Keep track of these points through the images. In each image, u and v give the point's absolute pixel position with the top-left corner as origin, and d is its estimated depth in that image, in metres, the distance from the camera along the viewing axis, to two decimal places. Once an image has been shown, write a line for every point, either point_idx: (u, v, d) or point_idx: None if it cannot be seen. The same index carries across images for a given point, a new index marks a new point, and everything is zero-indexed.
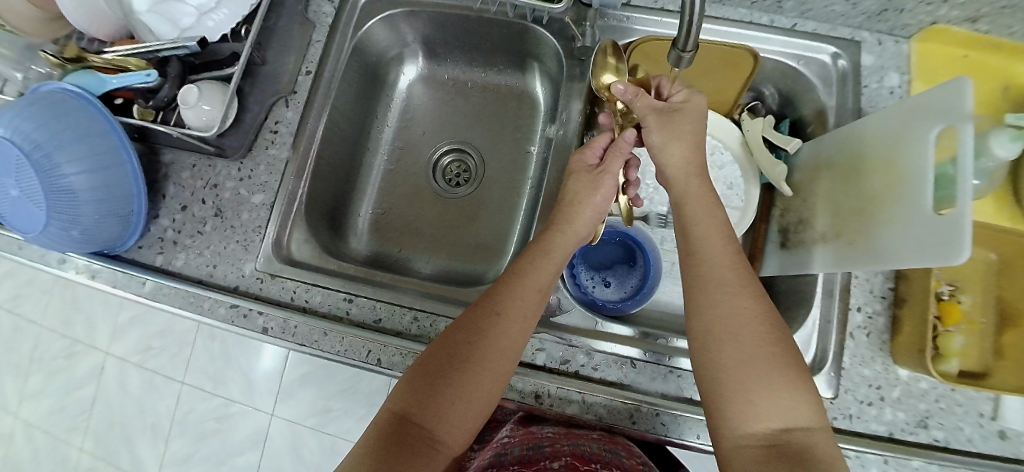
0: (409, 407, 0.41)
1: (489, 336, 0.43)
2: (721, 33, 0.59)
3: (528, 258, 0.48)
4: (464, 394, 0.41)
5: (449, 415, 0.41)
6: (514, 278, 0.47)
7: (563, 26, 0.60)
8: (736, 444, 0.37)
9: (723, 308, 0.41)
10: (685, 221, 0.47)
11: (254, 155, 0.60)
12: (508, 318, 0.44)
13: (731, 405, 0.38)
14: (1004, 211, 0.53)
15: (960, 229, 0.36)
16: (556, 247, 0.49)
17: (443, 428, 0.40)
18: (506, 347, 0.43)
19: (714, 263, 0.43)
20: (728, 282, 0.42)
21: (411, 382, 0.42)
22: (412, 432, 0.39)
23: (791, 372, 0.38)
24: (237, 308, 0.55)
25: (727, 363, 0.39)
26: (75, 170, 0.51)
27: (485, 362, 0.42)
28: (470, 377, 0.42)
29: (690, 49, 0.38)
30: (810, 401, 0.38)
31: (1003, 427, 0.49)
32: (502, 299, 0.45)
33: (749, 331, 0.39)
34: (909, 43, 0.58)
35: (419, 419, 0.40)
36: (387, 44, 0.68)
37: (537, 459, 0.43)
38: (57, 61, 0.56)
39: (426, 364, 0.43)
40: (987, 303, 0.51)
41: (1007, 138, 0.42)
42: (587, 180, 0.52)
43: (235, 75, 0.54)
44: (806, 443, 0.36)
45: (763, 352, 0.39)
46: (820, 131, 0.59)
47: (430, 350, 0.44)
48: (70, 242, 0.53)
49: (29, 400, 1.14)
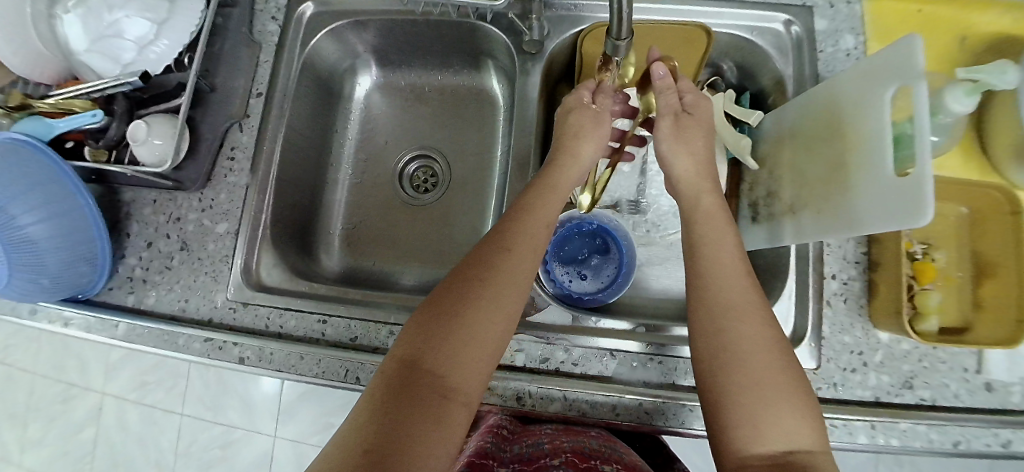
0: (419, 355, 0.38)
1: (501, 273, 0.42)
2: (672, 13, 0.58)
3: (534, 196, 0.48)
4: (479, 336, 0.39)
5: (463, 362, 0.38)
6: (520, 217, 0.46)
7: (510, 21, 0.59)
8: (740, 465, 0.36)
9: (732, 332, 0.39)
10: (691, 237, 0.46)
11: (214, 183, 0.60)
12: (517, 256, 0.43)
13: (737, 426, 0.37)
14: (972, 163, 0.52)
15: (921, 187, 0.35)
16: (561, 185, 0.50)
17: (459, 375, 0.38)
18: (518, 283, 0.42)
19: (720, 278, 0.42)
20: (736, 305, 0.41)
21: (418, 331, 0.40)
22: (425, 380, 0.37)
23: (795, 395, 0.37)
24: (212, 341, 0.55)
25: (735, 386, 0.38)
26: (31, 220, 0.51)
27: (497, 301, 0.41)
28: (482, 317, 0.40)
29: (625, 35, 0.37)
30: (813, 424, 0.37)
31: (988, 379, 0.49)
32: (509, 237, 0.44)
33: (757, 353, 0.38)
34: (861, 3, 0.57)
35: (431, 365, 0.37)
36: (338, 56, 0.67)
37: (538, 457, 0.44)
38: (3, 110, 0.55)
39: (432, 311, 0.40)
40: (962, 258, 0.51)
41: (963, 94, 0.42)
42: (588, 116, 0.53)
43: (182, 106, 0.53)
44: (810, 464, 0.35)
45: (772, 376, 0.38)
46: (781, 101, 0.58)
47: (436, 295, 0.42)
48: (38, 292, 0.53)
49: (31, 448, 1.14)
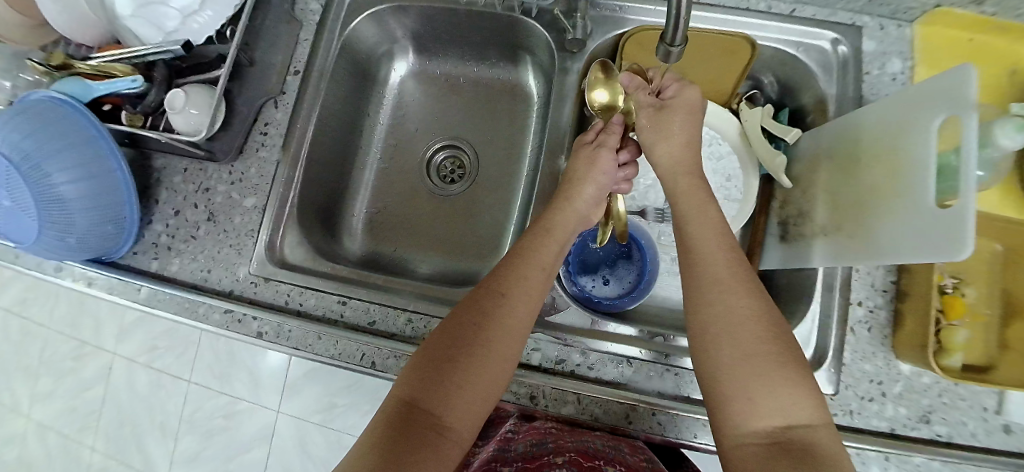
0: (416, 395, 0.40)
1: (496, 317, 0.43)
2: (717, 22, 0.58)
3: (529, 241, 0.49)
4: (473, 379, 0.41)
5: (457, 402, 0.40)
6: (517, 262, 0.47)
7: (553, 18, 0.59)
8: (738, 442, 0.37)
9: (722, 304, 0.40)
10: (679, 219, 0.47)
11: (245, 157, 0.60)
12: (513, 300, 0.44)
13: (732, 402, 0.37)
14: (1010, 200, 0.51)
15: (964, 217, 0.35)
16: (556, 227, 0.50)
17: (453, 415, 0.39)
18: (512, 329, 0.43)
19: (709, 260, 0.43)
20: (726, 280, 0.41)
21: (416, 371, 0.41)
22: (422, 421, 0.38)
23: (792, 366, 0.37)
24: (232, 313, 0.55)
25: (726, 361, 0.38)
26: (64, 179, 0.51)
27: (491, 346, 0.42)
28: (478, 361, 0.41)
29: (678, 42, 0.36)
30: (813, 396, 0.37)
31: (1008, 421, 0.48)
32: (506, 281, 0.45)
33: (747, 326, 0.39)
34: (912, 27, 0.55)
35: (428, 406, 0.39)
36: (376, 40, 0.67)
37: (540, 455, 0.43)
38: (45, 69, 0.55)
39: (430, 352, 0.42)
40: (992, 296, 0.50)
41: (1012, 127, 0.41)
42: (586, 156, 0.53)
43: (221, 77, 0.53)
44: (809, 440, 0.35)
45: (764, 348, 0.38)
46: (820, 120, 0.57)
47: (434, 335, 0.43)
48: (66, 251, 0.54)
49: (41, 401, 1.16)
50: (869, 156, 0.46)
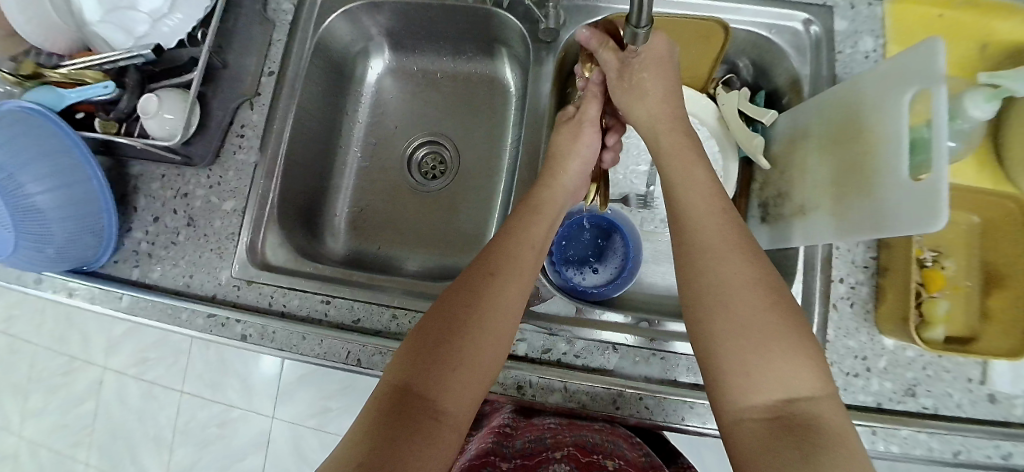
0: (411, 381, 0.38)
1: (488, 298, 0.42)
2: (690, 7, 0.58)
3: (516, 222, 0.49)
4: (468, 361, 0.40)
5: (452, 385, 0.38)
6: (506, 242, 0.46)
7: (526, 9, 0.59)
8: (738, 419, 0.36)
9: (719, 272, 0.39)
10: (671, 188, 0.46)
11: (222, 161, 0.60)
12: (505, 283, 0.44)
13: (730, 377, 0.37)
14: (985, 171, 0.51)
15: (937, 192, 0.35)
16: (544, 203, 0.51)
17: (449, 399, 0.38)
18: (504, 310, 0.43)
19: (705, 228, 0.42)
20: (720, 247, 0.41)
21: (410, 355, 0.40)
22: (417, 404, 0.37)
23: (790, 337, 0.36)
24: (215, 317, 0.55)
25: (723, 335, 0.38)
26: (39, 189, 0.50)
27: (485, 326, 0.41)
28: (471, 343, 0.40)
29: (644, 24, 0.36)
30: (815, 367, 0.36)
31: (992, 390, 0.48)
32: (495, 262, 0.45)
33: (745, 296, 0.38)
34: (882, 5, 0.56)
35: (423, 391, 0.38)
36: (351, 38, 0.67)
37: (539, 451, 0.44)
38: (15, 79, 0.55)
39: (423, 337, 0.40)
40: (972, 267, 0.50)
41: (983, 98, 0.41)
42: (569, 131, 0.55)
43: (194, 81, 0.53)
44: (809, 412, 0.34)
45: (763, 319, 0.37)
46: (796, 100, 0.58)
47: (425, 320, 0.42)
48: (41, 262, 0.53)
49: (31, 419, 1.15)
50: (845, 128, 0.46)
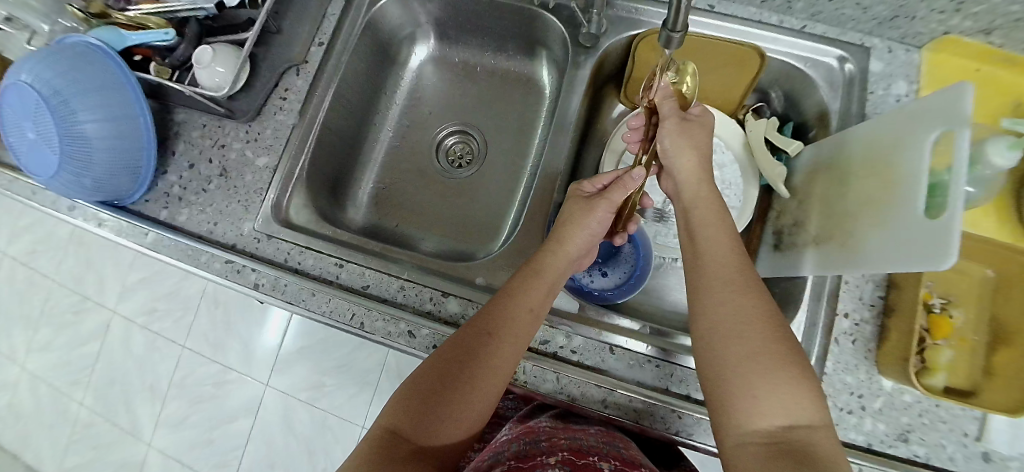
0: (400, 425, 0.40)
1: (484, 354, 0.43)
2: (730, 31, 0.59)
3: (524, 273, 0.49)
4: (457, 412, 0.41)
5: (438, 436, 0.40)
6: (511, 295, 0.47)
7: (571, 14, 0.61)
8: (739, 441, 0.36)
9: (733, 304, 0.40)
10: (692, 221, 0.49)
11: (262, 119, 0.62)
12: (500, 340, 0.44)
13: (735, 399, 0.37)
14: (1006, 228, 0.52)
15: (950, 236, 0.35)
16: (569, 242, 0.51)
17: (433, 450, 0.39)
18: (499, 367, 0.43)
19: (720, 265, 0.43)
20: (735, 284, 0.42)
21: (402, 402, 0.41)
22: (403, 450, 0.38)
23: (796, 367, 0.37)
24: (232, 263, 0.57)
25: (733, 358, 0.38)
26: (89, 118, 0.54)
27: (478, 382, 0.42)
28: (463, 395, 0.41)
29: (679, 29, 0.38)
30: (816, 398, 0.37)
31: (988, 448, 0.48)
32: (498, 315, 0.45)
33: (753, 332, 0.39)
34: (919, 53, 0.57)
35: (410, 437, 0.39)
36: (400, 22, 0.70)
37: (534, 454, 0.43)
38: (83, 15, 0.59)
39: (415, 387, 0.42)
40: (981, 321, 0.50)
41: (1006, 147, 0.42)
42: (581, 205, 0.53)
43: (249, 40, 0.56)
44: (807, 440, 0.35)
45: (771, 347, 0.38)
46: (822, 135, 0.58)
47: (422, 368, 0.43)
48: (81, 190, 0.56)
49: (37, 352, 1.19)
50: (865, 175, 0.46)
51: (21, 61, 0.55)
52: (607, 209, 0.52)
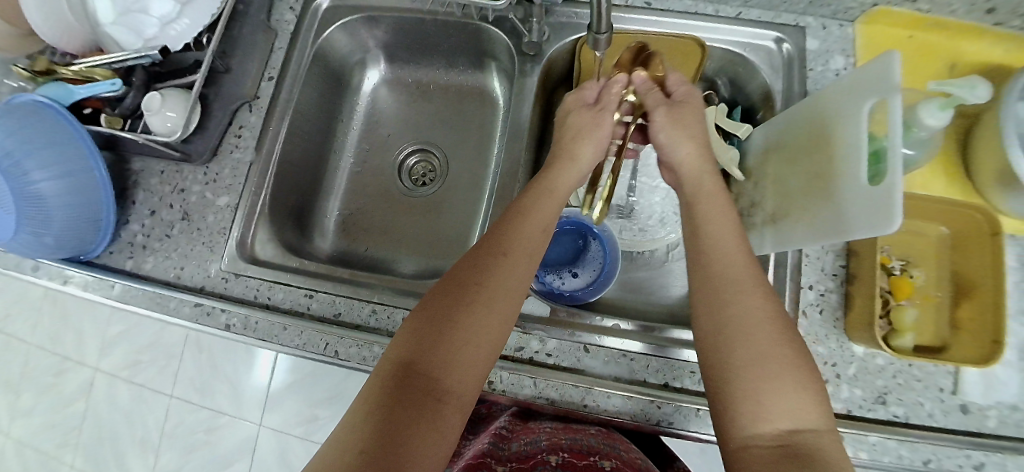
0: (414, 358, 0.39)
1: (496, 277, 0.43)
2: (669, 25, 0.61)
3: (531, 198, 0.49)
4: (473, 339, 0.40)
5: (456, 364, 0.39)
6: (518, 217, 0.47)
7: (514, 24, 0.62)
8: (744, 444, 0.37)
9: (736, 305, 0.40)
10: (697, 218, 0.47)
11: (219, 159, 0.62)
12: (511, 260, 0.44)
13: (739, 403, 0.37)
14: (955, 184, 0.53)
15: (892, 199, 0.36)
16: (558, 187, 0.51)
17: (452, 380, 0.39)
18: (512, 287, 0.43)
19: (723, 263, 0.43)
20: (741, 282, 0.42)
21: (413, 333, 0.41)
22: (419, 383, 0.38)
23: (800, 372, 0.38)
24: (201, 306, 0.56)
25: (738, 363, 0.38)
26: (41, 177, 0.53)
27: (492, 306, 0.42)
28: (477, 319, 0.41)
29: (604, 30, 0.40)
30: (819, 402, 0.37)
31: (964, 401, 0.48)
32: (506, 239, 0.45)
33: (759, 332, 0.39)
34: (852, 26, 0.59)
35: (426, 367, 0.39)
36: (349, 49, 0.70)
37: (534, 453, 0.46)
38: (29, 74, 0.58)
39: (427, 314, 0.41)
40: (941, 277, 0.51)
41: (936, 107, 0.43)
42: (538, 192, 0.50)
43: (196, 83, 0.56)
44: (813, 444, 0.35)
45: (775, 352, 0.38)
46: (769, 115, 0.60)
47: (431, 296, 0.43)
48: (42, 249, 0.56)
49: (20, 418, 1.15)
50: (811, 145, 0.48)
51: None
52: (560, 196, 0.51)
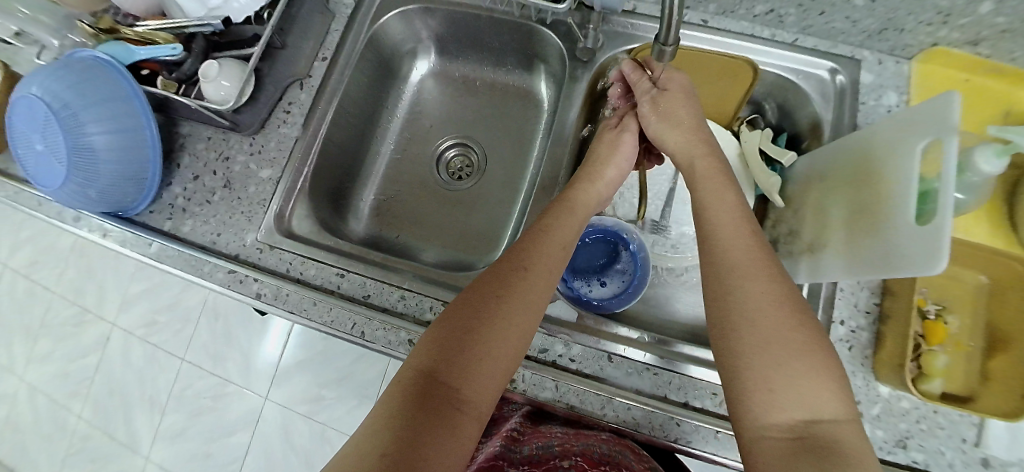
0: (434, 367, 0.39)
1: (517, 291, 0.43)
2: (724, 45, 0.61)
3: (551, 217, 0.49)
4: (493, 352, 0.40)
5: (476, 376, 0.39)
6: (539, 234, 0.47)
7: (568, 29, 0.62)
8: (758, 435, 0.35)
9: (742, 290, 0.39)
10: (698, 205, 0.46)
11: (266, 132, 0.64)
12: (533, 275, 0.44)
13: (751, 392, 0.36)
14: (998, 234, 0.52)
15: (939, 241, 0.36)
16: (578, 204, 0.52)
17: (471, 391, 0.38)
18: (532, 302, 0.43)
19: (731, 249, 0.42)
20: (746, 267, 0.40)
21: (433, 342, 0.40)
22: (440, 394, 0.37)
23: (814, 358, 0.36)
24: (235, 273, 0.57)
25: (747, 350, 0.37)
26: (96, 131, 0.55)
27: (512, 319, 0.42)
28: (497, 332, 0.41)
29: (671, 42, 0.41)
30: (836, 390, 0.35)
31: (987, 455, 0.48)
32: (527, 255, 0.45)
33: (767, 318, 0.37)
34: (909, 64, 0.58)
35: (447, 379, 0.38)
36: (401, 38, 0.71)
37: (546, 458, 0.46)
38: (92, 31, 0.60)
39: (448, 326, 0.41)
40: (975, 326, 0.51)
41: (992, 154, 0.42)
42: (557, 213, 0.50)
43: (254, 55, 0.57)
44: (830, 435, 0.33)
45: (787, 337, 0.36)
46: (815, 145, 0.60)
47: (452, 308, 0.43)
48: (87, 201, 0.57)
49: (35, 363, 1.18)
50: (857, 182, 0.47)
51: (31, 75, 0.56)
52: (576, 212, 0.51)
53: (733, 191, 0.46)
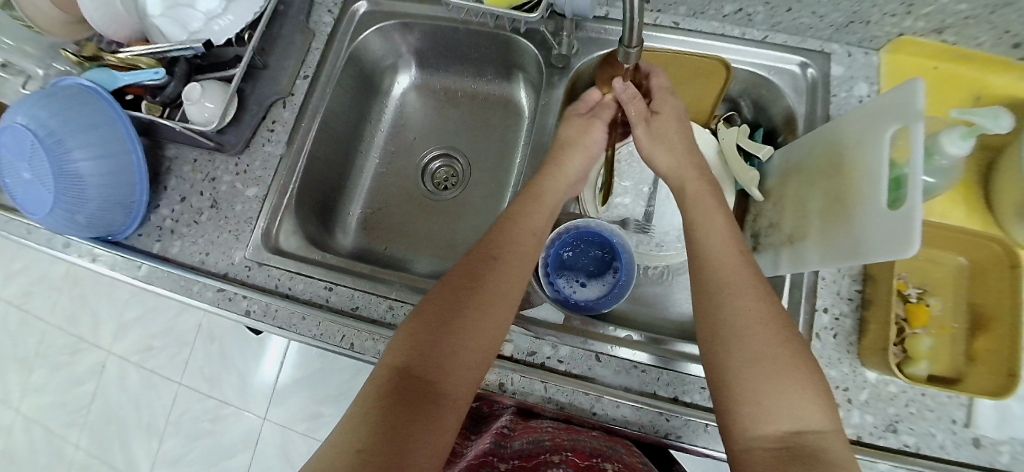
0: (411, 362, 0.41)
1: (489, 282, 0.45)
2: (695, 45, 0.63)
3: (519, 206, 0.52)
4: (467, 341, 0.42)
5: (451, 366, 0.41)
6: (508, 225, 0.50)
7: (543, 36, 0.64)
8: (748, 445, 0.36)
9: (730, 304, 0.40)
10: (687, 224, 0.48)
11: (251, 151, 0.64)
12: (503, 266, 0.47)
13: (741, 404, 0.37)
14: (975, 215, 0.53)
15: (910, 220, 0.36)
16: (546, 193, 0.53)
17: (447, 381, 0.40)
18: (505, 291, 0.46)
19: (720, 264, 0.43)
20: (733, 281, 0.41)
21: (409, 337, 0.42)
22: (416, 386, 0.39)
23: (798, 370, 0.37)
24: (223, 291, 0.58)
25: (735, 363, 0.38)
26: (83, 157, 0.55)
27: (485, 309, 0.44)
28: (471, 323, 0.43)
29: (634, 44, 0.42)
30: (821, 402, 0.36)
31: (977, 435, 0.48)
32: (497, 247, 0.48)
33: (753, 332, 0.38)
34: (878, 55, 0.60)
35: (422, 371, 0.40)
36: (382, 53, 0.73)
37: (537, 452, 0.46)
38: (77, 59, 0.61)
39: (422, 319, 0.43)
40: (957, 307, 0.51)
41: (958, 136, 0.43)
42: (540, 212, 0.52)
43: (236, 76, 0.58)
44: (817, 446, 0.34)
45: (772, 350, 0.37)
46: (790, 138, 0.61)
47: (427, 301, 0.44)
48: (74, 226, 0.58)
49: (30, 395, 1.18)
50: (829, 175, 0.49)
51: (18, 104, 0.56)
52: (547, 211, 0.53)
53: (719, 213, 0.47)
